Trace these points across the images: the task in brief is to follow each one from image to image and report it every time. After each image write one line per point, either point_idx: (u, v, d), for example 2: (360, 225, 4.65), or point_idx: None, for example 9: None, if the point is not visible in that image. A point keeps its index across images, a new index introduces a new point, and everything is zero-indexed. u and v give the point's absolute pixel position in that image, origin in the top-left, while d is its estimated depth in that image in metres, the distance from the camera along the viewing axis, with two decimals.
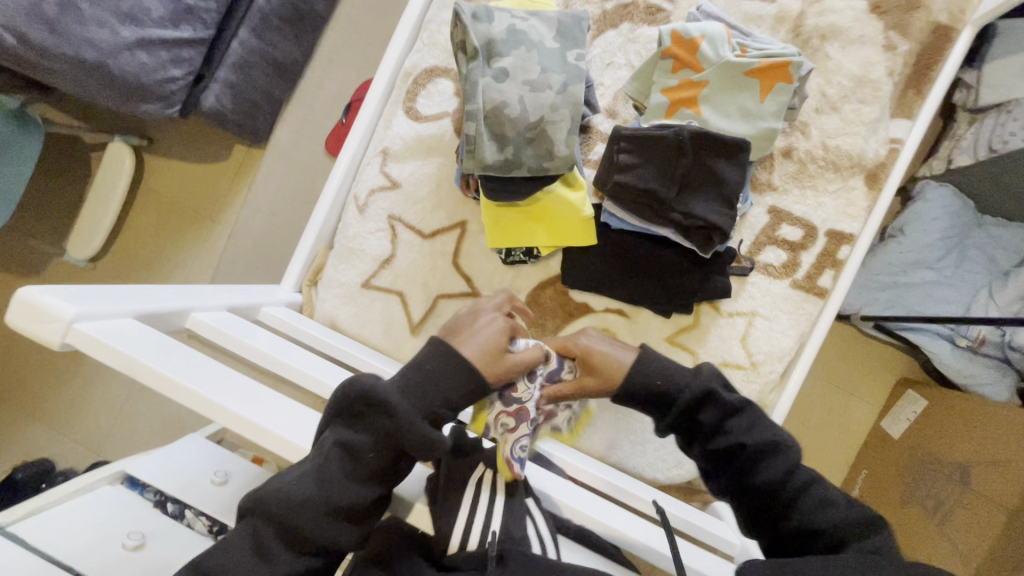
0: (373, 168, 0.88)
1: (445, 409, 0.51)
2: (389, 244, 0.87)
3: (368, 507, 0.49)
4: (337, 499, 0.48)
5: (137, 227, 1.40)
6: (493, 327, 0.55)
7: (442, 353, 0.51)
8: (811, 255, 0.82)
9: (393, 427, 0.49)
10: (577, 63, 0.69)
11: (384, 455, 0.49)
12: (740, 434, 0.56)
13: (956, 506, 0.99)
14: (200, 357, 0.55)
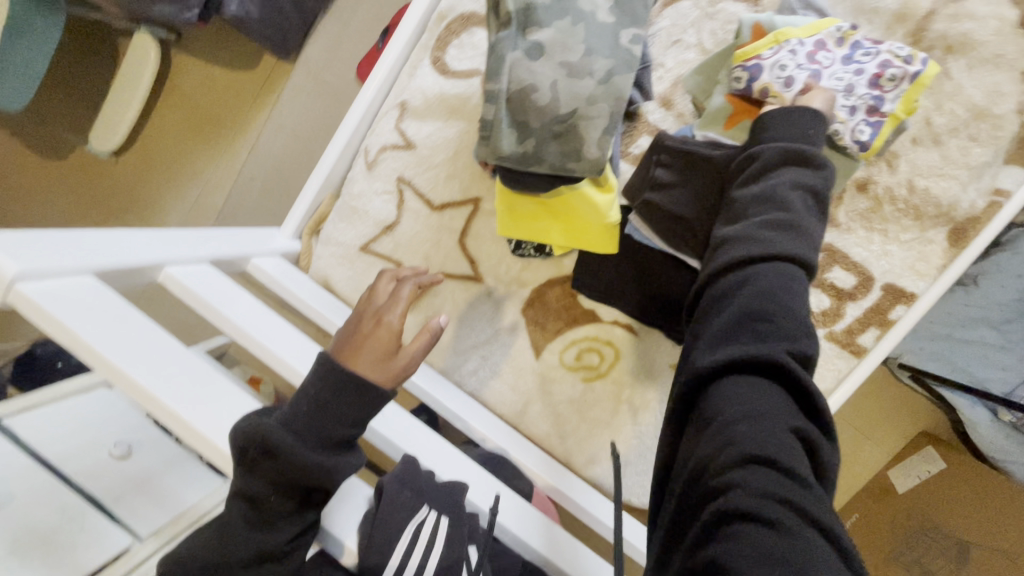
0: (389, 121, 0.79)
1: (351, 430, 0.51)
2: (395, 210, 0.80)
3: (283, 549, 0.50)
4: (241, 552, 0.49)
5: (160, 127, 1.35)
6: (385, 331, 0.52)
7: (333, 378, 0.50)
8: (858, 308, 0.71)
9: (289, 468, 0.48)
10: (631, 46, 0.57)
11: (285, 496, 0.49)
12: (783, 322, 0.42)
13: None
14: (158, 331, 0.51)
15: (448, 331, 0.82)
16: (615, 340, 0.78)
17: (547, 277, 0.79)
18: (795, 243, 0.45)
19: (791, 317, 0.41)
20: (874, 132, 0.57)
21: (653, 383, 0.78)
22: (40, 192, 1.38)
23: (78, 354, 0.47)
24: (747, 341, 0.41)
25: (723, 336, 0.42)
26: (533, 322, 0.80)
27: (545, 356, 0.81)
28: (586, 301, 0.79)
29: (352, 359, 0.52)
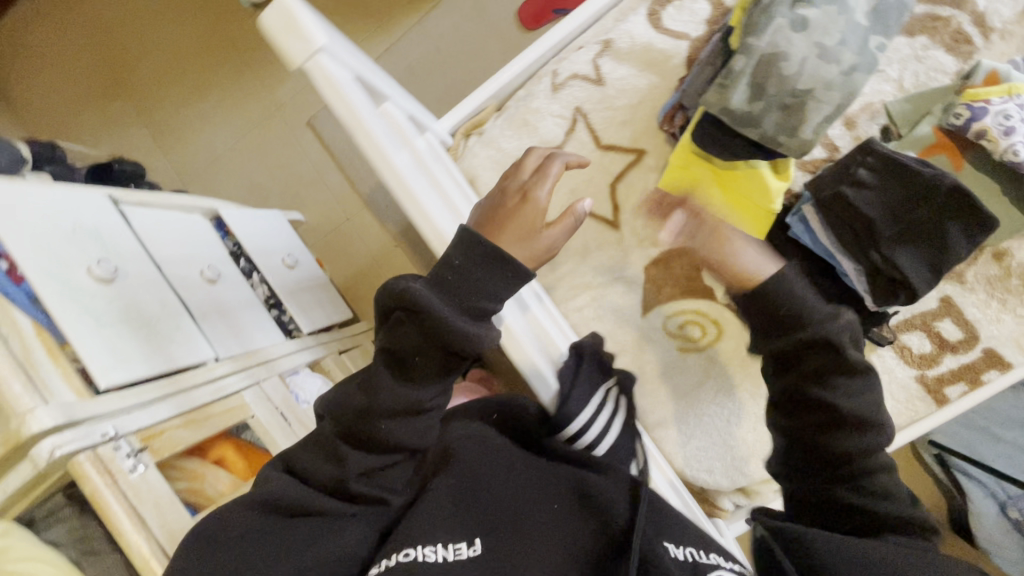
0: (587, 53, 0.82)
1: (488, 304, 0.54)
2: (563, 135, 0.83)
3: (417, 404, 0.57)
4: (385, 400, 0.57)
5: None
6: (531, 212, 0.56)
7: (470, 247, 0.54)
8: (955, 360, 0.77)
9: (433, 328, 0.53)
10: (876, 51, 0.61)
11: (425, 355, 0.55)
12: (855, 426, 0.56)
13: None
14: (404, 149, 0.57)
15: (570, 262, 0.86)
16: (723, 319, 0.83)
17: None
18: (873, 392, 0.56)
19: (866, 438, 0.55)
20: None
21: (743, 372, 0.82)
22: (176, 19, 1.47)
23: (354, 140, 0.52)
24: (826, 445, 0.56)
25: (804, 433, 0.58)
26: (652, 280, 0.84)
27: (651, 314, 0.85)
28: (708, 277, 0.83)
29: (499, 230, 0.56)
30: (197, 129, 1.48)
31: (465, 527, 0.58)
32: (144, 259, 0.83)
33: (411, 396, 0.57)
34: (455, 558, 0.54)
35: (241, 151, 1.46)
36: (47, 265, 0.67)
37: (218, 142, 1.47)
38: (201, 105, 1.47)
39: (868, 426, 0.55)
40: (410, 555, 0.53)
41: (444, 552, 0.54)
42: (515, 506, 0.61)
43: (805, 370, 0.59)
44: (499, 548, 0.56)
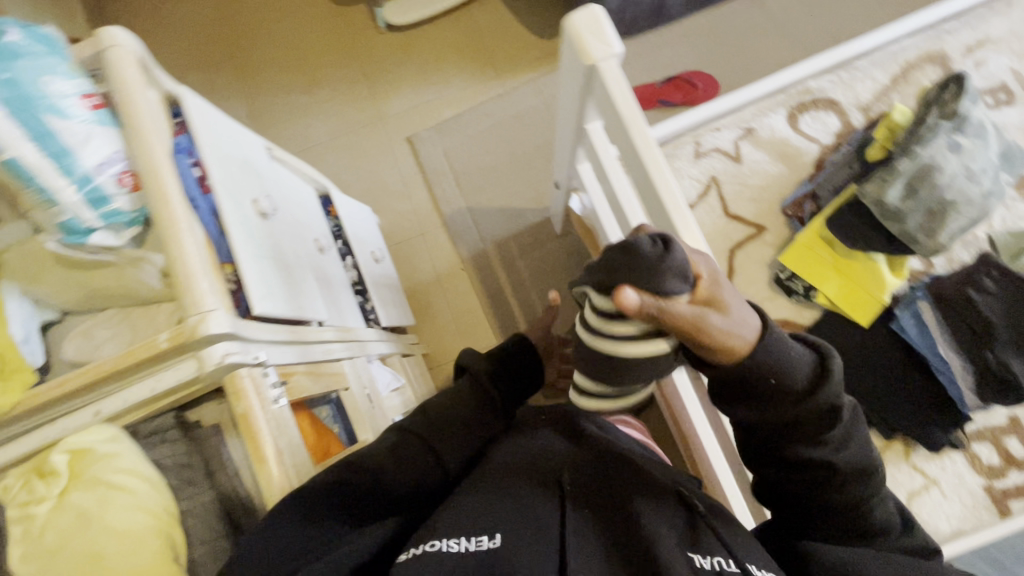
0: (730, 133, 0.93)
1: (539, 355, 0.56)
2: (695, 196, 0.92)
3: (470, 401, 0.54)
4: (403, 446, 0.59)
5: (440, 33, 1.52)
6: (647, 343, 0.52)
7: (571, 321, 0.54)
8: (1020, 478, 0.83)
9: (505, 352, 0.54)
10: (1003, 185, 0.73)
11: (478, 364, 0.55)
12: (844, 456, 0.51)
13: None
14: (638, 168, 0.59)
15: None
16: None
17: (784, 317, 0.88)
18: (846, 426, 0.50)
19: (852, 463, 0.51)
20: None
21: None
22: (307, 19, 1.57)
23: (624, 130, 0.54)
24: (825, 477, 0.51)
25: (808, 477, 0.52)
26: None
27: None
28: None
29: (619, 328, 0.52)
30: (300, 115, 1.52)
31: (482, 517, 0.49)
32: (287, 212, 0.84)
33: None
34: (477, 549, 0.46)
35: (341, 144, 1.49)
36: (229, 185, 0.68)
37: (314, 133, 1.51)
38: (306, 98, 1.53)
39: (858, 452, 0.51)
40: (436, 545, 0.46)
41: (467, 544, 0.46)
42: (499, 504, 0.51)
43: (799, 441, 0.51)
44: (520, 529, 0.48)
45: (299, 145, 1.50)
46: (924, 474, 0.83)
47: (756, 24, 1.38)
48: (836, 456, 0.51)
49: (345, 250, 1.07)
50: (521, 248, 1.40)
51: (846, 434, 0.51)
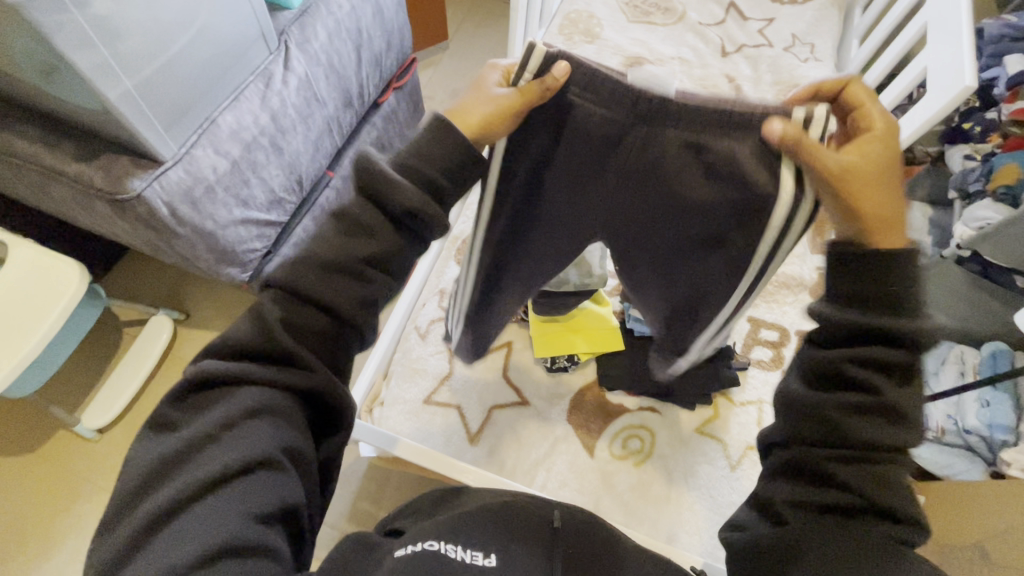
0: (432, 304, 1.07)
1: (366, 267, 0.51)
2: (447, 363, 1.01)
3: (340, 273, 0.50)
4: (281, 379, 0.48)
5: (158, 393, 1.41)
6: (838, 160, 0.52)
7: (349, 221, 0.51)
8: (790, 349, 1.04)
9: (324, 266, 0.50)
10: None
11: (323, 272, 0.50)
12: (880, 434, 0.49)
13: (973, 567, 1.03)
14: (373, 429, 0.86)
15: (511, 453, 0.95)
16: (647, 422, 0.97)
17: (578, 385, 1.01)
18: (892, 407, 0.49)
19: (884, 444, 0.49)
20: None
21: (688, 450, 0.95)
22: None
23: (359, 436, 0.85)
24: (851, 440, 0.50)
25: (850, 409, 0.50)
26: (580, 426, 0.97)
27: (598, 453, 0.95)
28: (614, 397, 1.00)
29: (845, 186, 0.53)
30: None
31: (484, 535, 0.49)
32: None
33: (338, 292, 0.50)
34: (472, 562, 0.45)
35: None
36: None
37: None
38: (42, 569, 1.22)
39: (888, 430, 0.49)
40: (435, 547, 0.47)
41: (464, 554, 0.46)
42: (513, 523, 0.51)
43: (863, 371, 0.50)
44: (523, 564, 0.47)
45: None
46: (750, 401, 0.99)
47: None
48: (865, 430, 0.49)
49: None
50: (373, 501, 1.30)
51: (899, 441, 0.49)
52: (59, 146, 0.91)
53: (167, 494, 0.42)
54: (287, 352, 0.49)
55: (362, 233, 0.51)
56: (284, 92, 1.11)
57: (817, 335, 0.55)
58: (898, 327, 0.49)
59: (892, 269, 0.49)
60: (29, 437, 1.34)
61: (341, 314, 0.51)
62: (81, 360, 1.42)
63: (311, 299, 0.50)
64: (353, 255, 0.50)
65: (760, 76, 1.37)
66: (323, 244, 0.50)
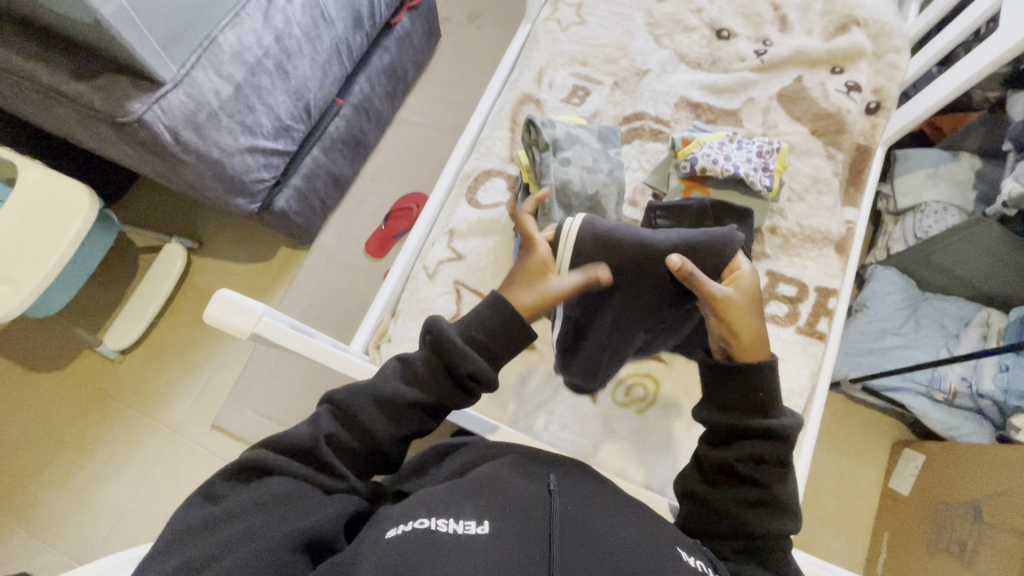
0: (441, 244, 1.05)
1: (415, 408, 0.61)
2: (455, 304, 1.00)
3: (402, 406, 0.60)
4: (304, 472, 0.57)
5: (177, 317, 1.45)
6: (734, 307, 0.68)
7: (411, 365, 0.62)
8: (807, 306, 1.00)
9: (386, 399, 0.60)
10: (617, 157, 0.93)
11: (383, 409, 0.60)
12: (764, 521, 0.59)
13: (974, 537, 1.03)
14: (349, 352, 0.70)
15: (515, 395, 0.96)
16: (651, 371, 0.97)
17: None
18: (776, 496, 0.60)
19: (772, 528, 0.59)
20: (771, 181, 0.90)
21: (690, 401, 0.95)
22: (29, 408, 1.37)
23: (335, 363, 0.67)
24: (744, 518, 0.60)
25: (736, 497, 0.62)
26: None
27: (600, 399, 0.96)
28: None
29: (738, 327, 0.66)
30: (83, 495, 1.30)
31: (473, 503, 0.51)
32: None
33: (394, 428, 0.60)
34: (465, 532, 0.47)
35: (146, 485, 1.31)
36: None
37: (114, 495, 1.30)
38: (79, 476, 1.32)
39: (774, 519, 0.59)
40: (425, 525, 0.47)
41: (455, 526, 0.47)
42: (500, 494, 0.53)
43: (748, 467, 0.62)
44: (514, 529, 0.48)
45: (104, 520, 1.28)
46: None
47: (413, 144, 1.64)
48: (742, 509, 0.60)
49: None
50: None
51: (784, 527, 0.59)
52: (55, 64, 0.87)
53: (213, 544, 0.47)
54: (327, 462, 0.58)
55: (417, 382, 0.61)
56: (289, 9, 1.04)
57: (703, 437, 0.67)
58: (758, 426, 0.62)
59: (753, 381, 0.63)
60: (57, 354, 1.41)
61: (377, 442, 0.60)
62: (101, 284, 1.45)
63: (361, 432, 0.60)
64: (370, 412, 0.60)
65: (809, 4, 1.23)
66: (387, 383, 0.61)
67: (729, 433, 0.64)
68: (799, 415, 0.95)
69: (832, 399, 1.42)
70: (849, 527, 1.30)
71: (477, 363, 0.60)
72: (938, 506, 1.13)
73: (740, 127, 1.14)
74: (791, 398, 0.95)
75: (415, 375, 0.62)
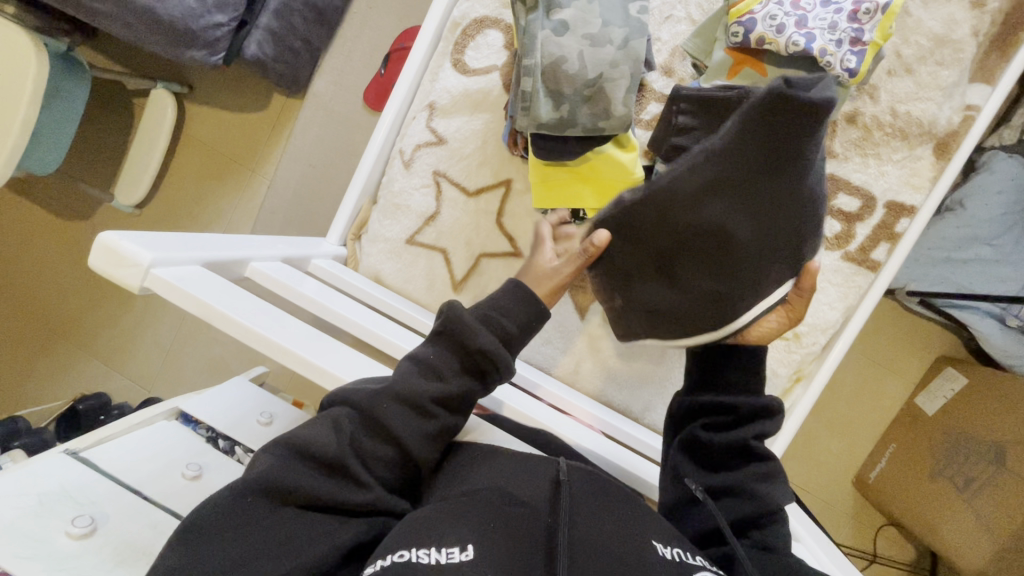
0: (420, 122, 0.87)
1: (431, 398, 0.54)
2: (434, 201, 0.87)
3: (427, 397, 0.54)
4: (324, 493, 0.51)
5: (181, 172, 1.41)
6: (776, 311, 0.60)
7: (418, 360, 0.55)
8: (867, 227, 0.79)
9: (401, 388, 0.54)
10: (640, 16, 0.67)
11: (399, 403, 0.53)
12: (772, 494, 0.56)
13: (988, 484, 1.02)
14: (238, 296, 0.55)
15: None
16: None
17: None
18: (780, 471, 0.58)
19: (774, 496, 0.57)
20: (860, 59, 0.62)
21: None
22: (72, 254, 1.46)
23: (205, 315, 0.52)
24: (752, 499, 0.57)
25: (741, 481, 0.58)
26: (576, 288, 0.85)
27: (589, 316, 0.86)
28: None
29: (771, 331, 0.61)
30: (137, 335, 1.47)
31: (460, 529, 0.49)
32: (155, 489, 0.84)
33: (410, 418, 0.53)
34: (448, 562, 0.46)
35: (186, 331, 1.44)
36: (20, 550, 0.69)
37: (163, 338, 1.45)
38: (130, 318, 1.47)
39: (776, 494, 0.57)
40: (405, 556, 0.46)
41: (436, 555, 0.47)
42: (475, 510, 0.52)
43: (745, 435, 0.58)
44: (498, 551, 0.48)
45: (159, 358, 1.46)
46: None
47: None
48: (732, 476, 0.58)
49: (228, 442, 0.98)
50: None
51: (780, 496, 0.57)
52: None
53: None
54: (350, 467, 0.52)
55: (433, 372, 0.55)
56: None
57: (681, 418, 0.63)
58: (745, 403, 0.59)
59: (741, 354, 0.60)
60: (82, 206, 1.44)
61: (406, 445, 0.53)
62: (102, 133, 1.40)
63: (383, 426, 0.53)
64: (391, 412, 0.53)
65: None
66: (399, 380, 0.54)
67: (721, 405, 0.60)
68: (818, 352, 0.82)
69: (881, 305, 1.25)
70: (855, 432, 1.26)
71: (491, 342, 0.55)
72: (952, 438, 1.08)
73: None
74: (811, 335, 0.81)
75: (435, 368, 0.55)
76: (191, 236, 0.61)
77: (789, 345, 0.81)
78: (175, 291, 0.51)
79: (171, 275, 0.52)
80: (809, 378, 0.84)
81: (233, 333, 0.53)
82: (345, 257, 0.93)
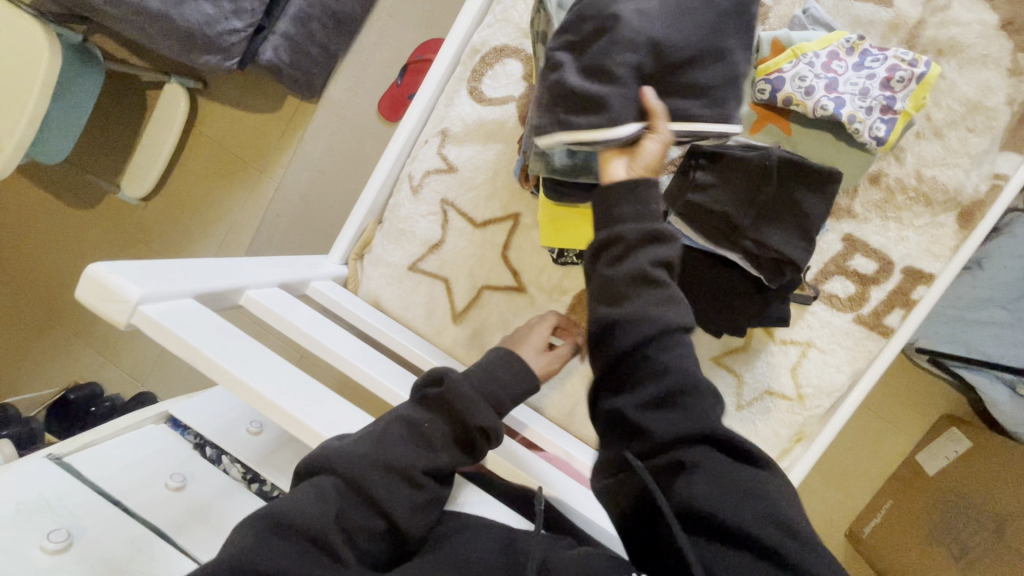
0: (431, 148, 0.85)
1: (422, 471, 0.52)
2: (439, 229, 0.85)
3: (419, 470, 0.51)
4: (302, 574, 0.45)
5: (190, 168, 1.40)
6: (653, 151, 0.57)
7: (410, 427, 0.53)
8: (881, 291, 0.77)
9: (393, 458, 0.51)
10: None
11: (390, 474, 0.50)
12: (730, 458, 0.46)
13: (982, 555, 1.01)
14: (227, 335, 0.54)
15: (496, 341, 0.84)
16: None
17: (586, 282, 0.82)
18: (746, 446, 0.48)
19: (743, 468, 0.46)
20: (889, 128, 0.60)
21: None
22: (75, 241, 1.45)
23: (189, 357, 0.50)
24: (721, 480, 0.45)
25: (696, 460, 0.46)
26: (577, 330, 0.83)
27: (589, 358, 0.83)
28: None
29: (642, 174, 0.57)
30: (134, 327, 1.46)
31: None
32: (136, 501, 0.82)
33: (399, 492, 0.50)
34: None
35: None
36: None
37: None
38: None
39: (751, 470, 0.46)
40: None
41: None
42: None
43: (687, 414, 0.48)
44: None
45: (154, 352, 1.45)
46: (794, 342, 0.79)
47: None
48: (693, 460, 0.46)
49: (214, 453, 0.96)
50: None
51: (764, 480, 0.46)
52: None
53: None
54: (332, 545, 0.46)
55: (425, 444, 0.53)
56: None
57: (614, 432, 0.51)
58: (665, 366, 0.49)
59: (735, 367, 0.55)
60: (88, 195, 1.43)
61: (395, 522, 0.50)
62: (114, 123, 1.39)
63: (370, 496, 0.49)
64: (378, 482, 0.50)
65: None
66: (389, 446, 0.51)
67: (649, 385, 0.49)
68: (821, 414, 0.79)
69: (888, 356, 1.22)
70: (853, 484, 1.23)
71: (489, 418, 0.54)
72: (950, 503, 1.07)
73: (887, 5, 0.75)
74: (816, 397, 0.78)
75: (430, 440, 0.53)
76: (185, 264, 0.59)
77: (791, 405, 0.79)
78: (161, 330, 0.49)
79: (159, 312, 0.50)
80: (810, 439, 0.81)
81: (217, 376, 0.51)
82: (346, 277, 0.91)
